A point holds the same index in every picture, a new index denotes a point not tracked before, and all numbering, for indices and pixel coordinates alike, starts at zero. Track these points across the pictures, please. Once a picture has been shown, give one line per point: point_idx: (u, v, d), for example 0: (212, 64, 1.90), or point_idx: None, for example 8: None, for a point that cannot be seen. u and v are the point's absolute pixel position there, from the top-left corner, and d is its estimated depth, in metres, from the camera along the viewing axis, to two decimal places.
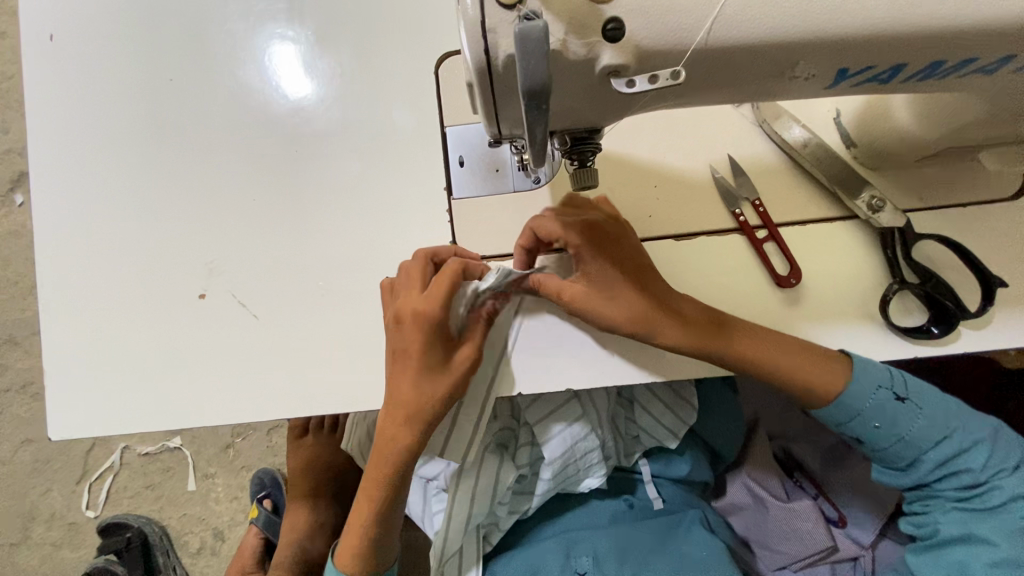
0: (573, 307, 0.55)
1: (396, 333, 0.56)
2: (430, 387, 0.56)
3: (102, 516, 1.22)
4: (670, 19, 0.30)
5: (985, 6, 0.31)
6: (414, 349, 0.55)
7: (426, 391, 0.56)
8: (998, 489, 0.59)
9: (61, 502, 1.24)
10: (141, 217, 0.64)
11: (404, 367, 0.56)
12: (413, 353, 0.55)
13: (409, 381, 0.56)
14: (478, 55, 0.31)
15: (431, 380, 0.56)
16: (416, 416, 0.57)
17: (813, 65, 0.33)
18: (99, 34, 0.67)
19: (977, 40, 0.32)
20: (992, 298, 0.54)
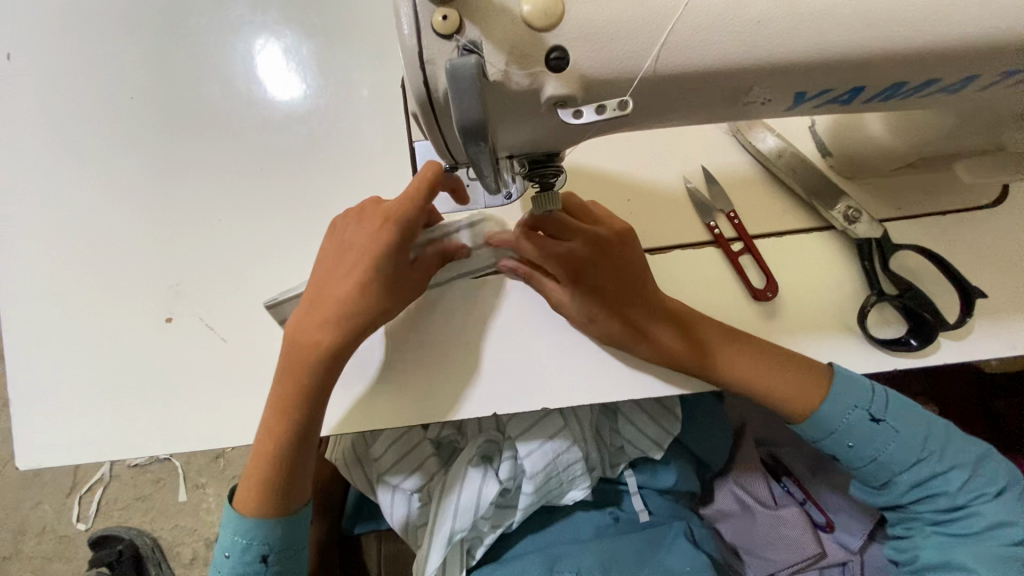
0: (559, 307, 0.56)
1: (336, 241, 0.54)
2: (371, 293, 0.53)
3: (91, 529, 1.21)
4: (616, 46, 0.28)
5: (955, 25, 0.29)
6: (371, 249, 0.52)
7: (367, 299, 0.53)
8: (976, 514, 0.58)
9: (52, 514, 1.22)
10: (107, 238, 0.63)
11: (334, 278, 0.54)
12: (369, 252, 0.52)
13: (353, 280, 0.53)
14: (418, 86, 0.29)
15: (354, 294, 0.52)
16: (351, 320, 0.53)
17: (769, 90, 0.31)
18: (59, 51, 0.65)
19: (944, 59, 0.31)
20: (971, 309, 0.53)
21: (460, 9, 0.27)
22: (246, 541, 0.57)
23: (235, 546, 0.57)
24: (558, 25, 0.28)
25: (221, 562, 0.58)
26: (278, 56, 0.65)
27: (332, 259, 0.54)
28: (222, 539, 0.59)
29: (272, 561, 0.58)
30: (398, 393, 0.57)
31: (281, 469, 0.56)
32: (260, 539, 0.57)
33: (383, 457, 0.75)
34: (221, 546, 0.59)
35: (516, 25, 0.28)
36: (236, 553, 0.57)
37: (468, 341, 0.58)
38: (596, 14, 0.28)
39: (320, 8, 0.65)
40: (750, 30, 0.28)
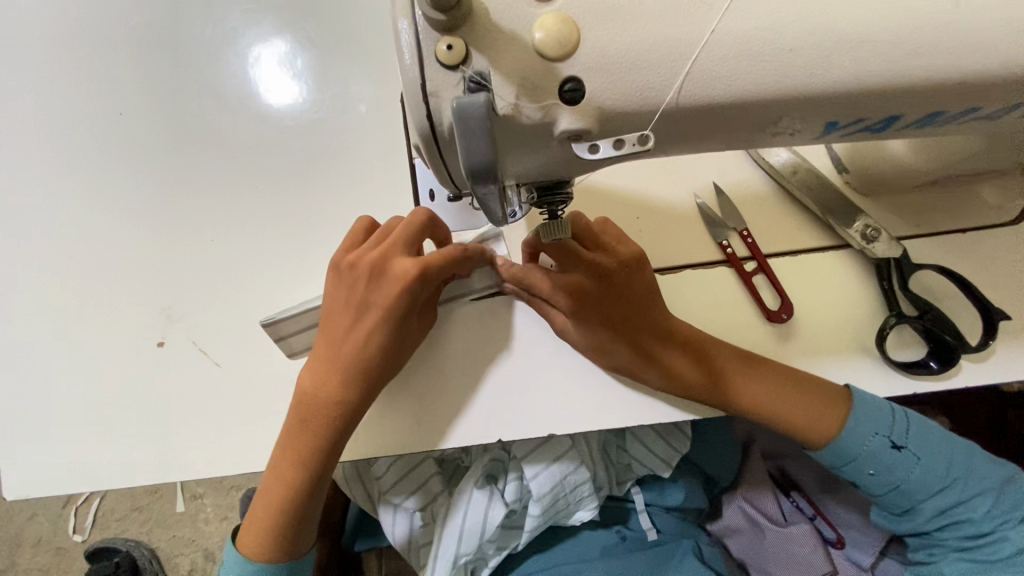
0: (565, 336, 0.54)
1: (344, 283, 0.51)
2: (382, 338, 0.50)
3: (88, 541, 1.18)
4: (636, 76, 0.26)
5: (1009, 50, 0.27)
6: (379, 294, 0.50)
7: (377, 344, 0.50)
8: (1003, 541, 0.54)
9: (48, 527, 1.20)
10: (96, 258, 0.60)
11: (344, 323, 0.51)
12: (376, 298, 0.50)
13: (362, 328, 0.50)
14: (421, 119, 0.27)
15: (371, 344, 0.50)
16: (360, 367, 0.50)
17: (798, 121, 0.28)
18: (48, 66, 0.63)
19: (996, 88, 0.28)
20: (994, 333, 0.51)
21: (466, 39, 0.25)
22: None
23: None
24: (572, 55, 0.25)
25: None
26: (279, 69, 0.63)
27: (342, 303, 0.51)
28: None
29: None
30: (398, 421, 0.55)
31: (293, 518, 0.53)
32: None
33: (384, 477, 0.72)
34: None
35: (527, 54, 0.25)
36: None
37: (471, 364, 0.55)
38: (613, 43, 0.25)
39: (316, 20, 0.63)
40: (779, 59, 0.26)
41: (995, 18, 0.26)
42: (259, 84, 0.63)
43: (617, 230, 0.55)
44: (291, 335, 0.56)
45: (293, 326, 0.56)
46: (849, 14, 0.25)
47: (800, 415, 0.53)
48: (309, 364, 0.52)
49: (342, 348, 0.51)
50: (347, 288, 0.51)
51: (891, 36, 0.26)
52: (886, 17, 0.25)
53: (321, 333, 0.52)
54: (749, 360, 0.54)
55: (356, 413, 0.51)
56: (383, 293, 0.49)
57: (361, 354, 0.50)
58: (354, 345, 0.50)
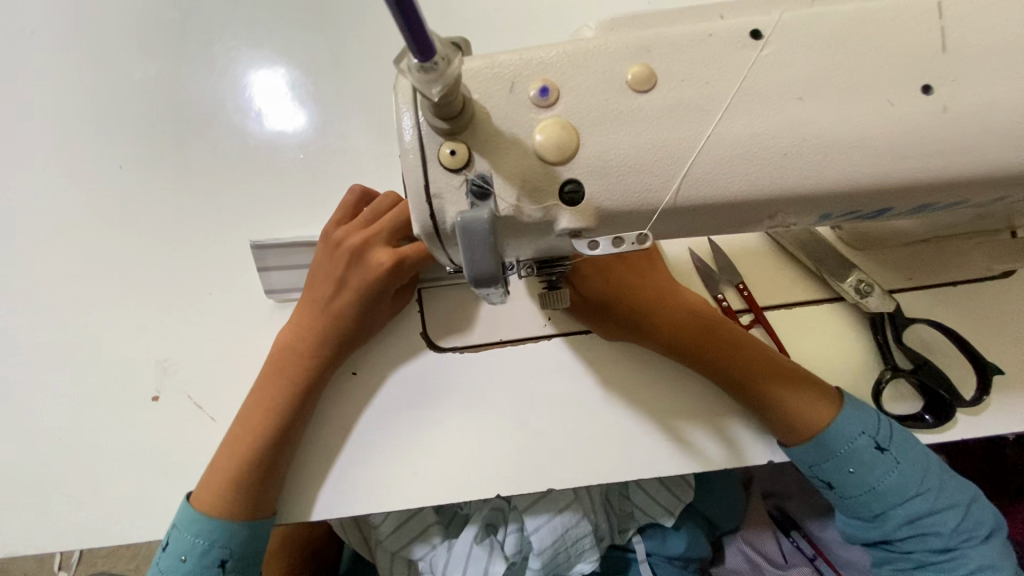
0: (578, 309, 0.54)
1: (328, 250, 0.53)
2: (352, 308, 0.52)
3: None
4: (635, 179, 0.27)
5: (1001, 152, 0.27)
6: (356, 268, 0.52)
7: (346, 313, 0.52)
8: (963, 558, 0.51)
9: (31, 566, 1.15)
10: (92, 309, 0.60)
11: (323, 289, 0.53)
12: (352, 272, 0.52)
13: (337, 296, 0.52)
14: (423, 216, 0.27)
15: (343, 313, 0.52)
16: (327, 332, 0.52)
17: (794, 216, 0.29)
18: (49, 117, 0.64)
19: (989, 185, 0.28)
20: (987, 387, 0.52)
21: (468, 145, 0.26)
22: (205, 542, 0.50)
23: (193, 546, 0.50)
24: (571, 159, 0.26)
25: (167, 567, 0.51)
26: (286, 110, 0.64)
27: (324, 269, 0.53)
28: (173, 540, 0.51)
29: (230, 568, 0.51)
30: (385, 454, 0.55)
31: (237, 493, 0.50)
32: (219, 543, 0.50)
33: (381, 525, 0.71)
34: (173, 548, 0.51)
35: (528, 158, 0.26)
36: (194, 556, 0.51)
37: (458, 395, 0.56)
38: (614, 148, 0.26)
39: (316, 76, 0.65)
40: (774, 163, 0.27)
41: (983, 125, 0.27)
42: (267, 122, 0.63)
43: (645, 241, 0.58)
44: (274, 268, 0.58)
45: (276, 259, 0.58)
46: (840, 121, 0.26)
47: (768, 394, 0.52)
48: (290, 325, 0.54)
49: (318, 313, 0.53)
50: (328, 258, 0.53)
51: (881, 140, 0.26)
52: (876, 125, 0.26)
53: (304, 294, 0.55)
54: (724, 338, 0.53)
55: (322, 376, 0.53)
56: (362, 268, 0.52)
57: (335, 319, 0.52)
58: (329, 312, 0.52)
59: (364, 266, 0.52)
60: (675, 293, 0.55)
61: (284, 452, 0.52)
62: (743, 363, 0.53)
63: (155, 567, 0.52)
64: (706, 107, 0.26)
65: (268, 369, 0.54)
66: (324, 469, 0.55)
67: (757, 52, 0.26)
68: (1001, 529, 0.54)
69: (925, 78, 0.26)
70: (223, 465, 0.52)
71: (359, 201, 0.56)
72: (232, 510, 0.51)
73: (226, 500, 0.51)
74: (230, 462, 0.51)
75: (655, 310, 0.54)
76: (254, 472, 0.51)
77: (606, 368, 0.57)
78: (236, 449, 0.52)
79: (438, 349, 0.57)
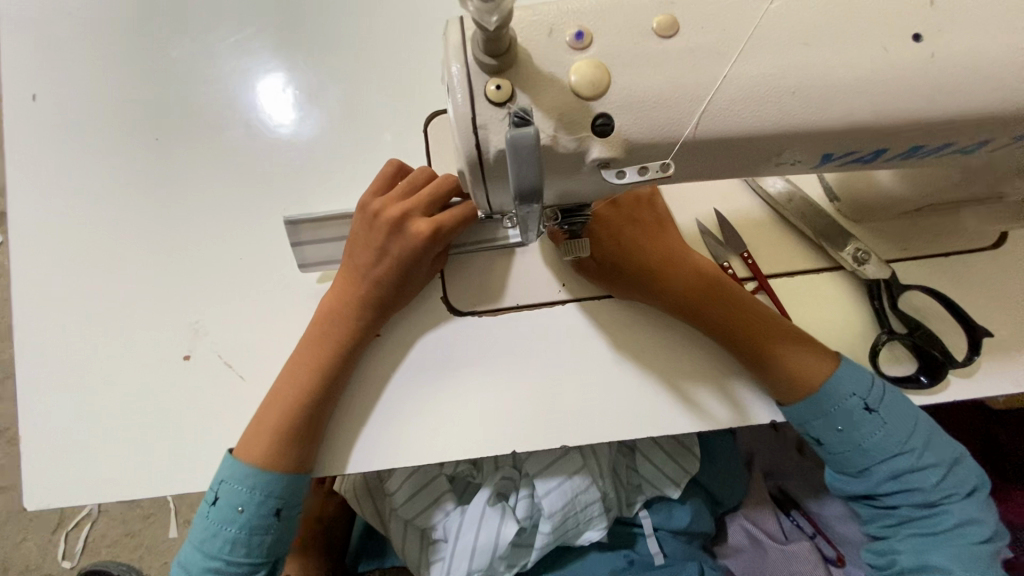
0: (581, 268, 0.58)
1: (367, 221, 0.56)
2: (393, 275, 0.55)
3: (77, 568, 1.10)
4: (659, 113, 0.30)
5: (981, 95, 0.31)
6: (395, 238, 0.55)
7: (387, 280, 0.55)
8: (945, 514, 0.54)
9: (34, 553, 1.11)
10: (127, 272, 0.63)
11: (364, 257, 0.56)
12: (392, 242, 0.55)
13: (377, 263, 0.55)
14: (469, 146, 0.31)
15: (384, 280, 0.55)
16: (369, 297, 0.56)
17: (800, 152, 0.32)
18: (87, 91, 0.67)
19: (969, 126, 0.32)
20: (978, 347, 0.55)
21: (512, 80, 0.29)
22: (262, 493, 0.54)
23: (249, 498, 0.54)
24: (603, 95, 0.29)
25: (225, 517, 0.54)
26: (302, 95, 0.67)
27: (363, 240, 0.56)
28: (225, 494, 0.54)
29: (284, 516, 0.55)
30: (404, 411, 0.58)
31: (283, 447, 0.54)
32: (274, 495, 0.54)
33: (397, 493, 0.73)
34: (228, 501, 0.54)
35: (565, 94, 0.29)
36: (250, 507, 0.54)
37: (471, 358, 0.59)
38: (640, 86, 0.29)
39: (342, 55, 0.68)
40: (782, 101, 0.30)
41: (964, 71, 0.30)
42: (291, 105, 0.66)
43: (658, 198, 0.61)
44: (308, 243, 0.60)
45: (310, 235, 0.60)
46: (841, 65, 0.30)
47: (780, 354, 0.55)
48: (331, 292, 0.57)
49: (359, 280, 0.56)
50: (368, 228, 0.55)
51: (877, 82, 0.30)
52: (872, 69, 0.30)
53: (344, 263, 0.57)
54: (735, 300, 0.57)
55: (361, 336, 0.56)
56: (401, 238, 0.54)
57: (376, 286, 0.55)
58: (370, 279, 0.55)
59: (403, 235, 0.54)
60: (688, 256, 0.58)
61: (326, 407, 0.55)
62: (755, 325, 0.56)
63: (206, 519, 0.55)
64: (723, 51, 0.30)
65: (310, 336, 0.56)
66: (347, 425, 0.57)
67: (767, 5, 0.30)
68: (988, 486, 0.57)
69: (915, 28, 0.30)
70: (267, 421, 0.54)
71: (395, 173, 0.58)
72: (279, 463, 0.54)
73: (275, 454, 0.54)
74: (275, 420, 0.54)
75: (662, 273, 0.57)
76: (297, 428, 0.54)
77: (618, 330, 0.60)
78: (279, 407, 0.54)
79: (457, 312, 0.60)
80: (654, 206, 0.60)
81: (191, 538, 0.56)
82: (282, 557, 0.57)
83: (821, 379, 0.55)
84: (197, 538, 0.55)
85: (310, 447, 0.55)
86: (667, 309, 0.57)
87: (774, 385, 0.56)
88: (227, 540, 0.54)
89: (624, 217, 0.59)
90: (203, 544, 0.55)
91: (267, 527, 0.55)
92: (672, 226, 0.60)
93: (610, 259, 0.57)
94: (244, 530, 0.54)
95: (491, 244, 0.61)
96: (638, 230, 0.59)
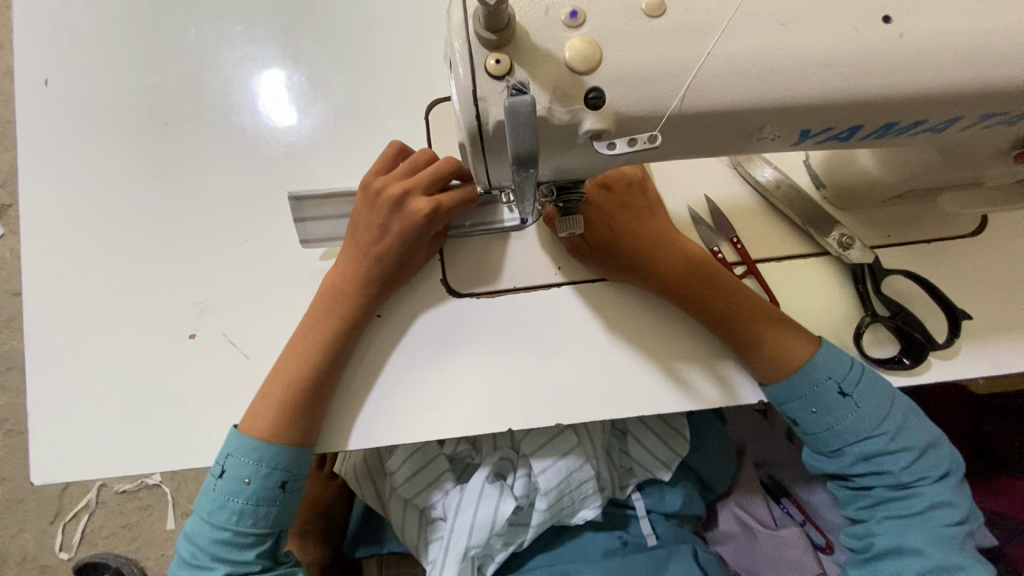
0: (574, 251, 0.60)
1: (369, 200, 0.58)
2: (394, 252, 0.57)
3: (75, 559, 1.11)
4: (647, 87, 0.32)
5: (946, 73, 0.33)
6: (395, 216, 0.57)
7: (387, 257, 0.58)
8: (917, 496, 0.55)
9: (33, 544, 1.12)
10: (136, 253, 0.65)
11: (366, 235, 0.58)
12: (393, 219, 0.57)
13: (379, 241, 0.57)
14: (470, 118, 0.33)
15: (386, 258, 0.58)
16: (371, 274, 0.58)
17: (778, 128, 0.35)
18: (98, 77, 0.69)
19: (936, 103, 0.34)
20: (957, 330, 0.57)
21: (511, 55, 0.31)
22: (268, 466, 0.55)
23: (256, 470, 0.55)
24: (595, 70, 0.32)
25: (232, 489, 0.56)
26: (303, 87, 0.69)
27: (365, 218, 0.58)
28: (231, 467, 0.56)
29: (289, 488, 0.57)
30: (402, 389, 0.60)
31: (286, 421, 0.55)
32: (280, 467, 0.56)
33: (398, 472, 0.75)
34: (235, 474, 0.56)
35: (560, 68, 0.32)
36: (257, 478, 0.56)
37: (462, 340, 0.61)
38: (630, 61, 0.32)
39: (346, 46, 0.70)
40: (762, 77, 0.32)
41: (931, 50, 0.33)
42: (295, 93, 0.69)
43: (651, 186, 0.63)
44: (309, 219, 0.62)
45: (312, 211, 0.62)
46: (817, 43, 0.32)
47: (766, 333, 0.57)
48: (334, 269, 0.59)
49: (361, 257, 0.58)
50: (370, 207, 0.58)
51: (850, 60, 0.32)
52: (844, 47, 0.32)
53: (346, 241, 0.60)
54: (725, 280, 0.59)
55: (363, 313, 0.58)
56: (402, 215, 0.57)
57: (378, 262, 0.58)
58: (372, 256, 0.58)
59: (403, 213, 0.56)
60: (678, 241, 0.60)
61: (329, 383, 0.57)
62: (742, 305, 0.58)
63: (213, 491, 0.56)
64: (707, 29, 0.32)
65: (313, 311, 0.58)
66: (348, 401, 0.59)
67: None
68: (960, 469, 0.58)
69: (885, 10, 0.32)
70: (272, 394, 0.56)
71: (397, 154, 0.60)
72: (282, 435, 0.56)
73: (278, 426, 0.55)
74: (279, 393, 0.56)
75: (652, 257, 0.59)
76: (300, 402, 0.56)
77: (611, 312, 0.62)
78: (282, 381, 0.56)
79: (455, 293, 0.62)
80: (646, 193, 0.62)
81: (198, 509, 0.58)
82: (286, 528, 0.59)
83: (805, 358, 0.57)
84: (204, 510, 0.57)
85: (314, 422, 0.57)
86: (657, 291, 0.59)
87: (757, 366, 0.58)
88: (234, 511, 0.56)
89: (616, 204, 0.61)
90: (211, 516, 0.56)
91: (273, 499, 0.56)
92: (663, 213, 0.62)
93: (602, 243, 0.59)
94: (251, 501, 0.56)
95: (488, 227, 0.63)
96: (630, 215, 0.60)
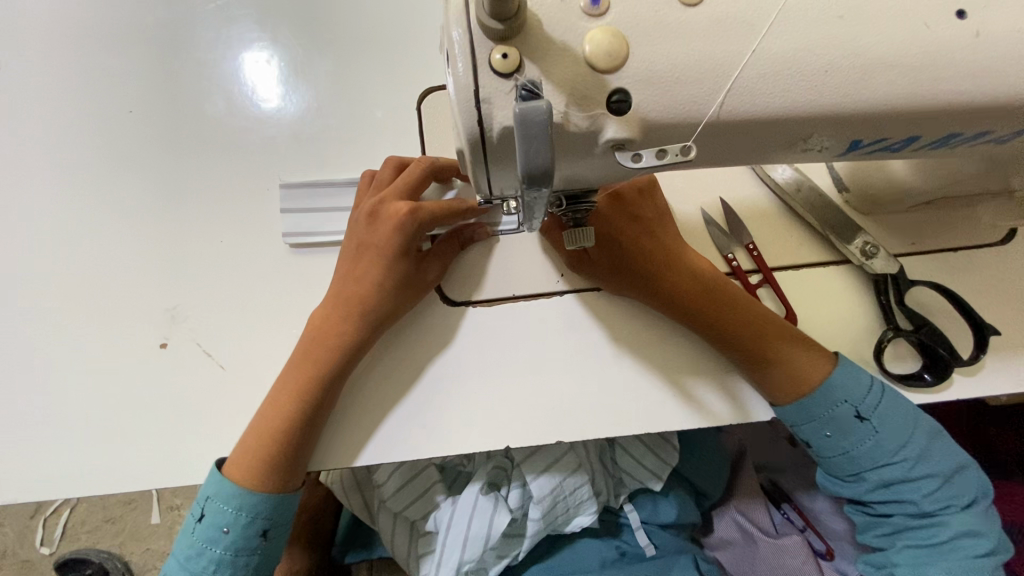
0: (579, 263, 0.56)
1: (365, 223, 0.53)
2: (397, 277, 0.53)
3: (56, 554, 1.06)
4: (680, 90, 0.28)
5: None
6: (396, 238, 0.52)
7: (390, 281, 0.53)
8: (941, 525, 0.52)
9: (12, 538, 1.07)
10: (102, 251, 0.59)
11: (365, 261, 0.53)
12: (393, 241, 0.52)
13: (378, 265, 0.53)
14: (469, 123, 0.28)
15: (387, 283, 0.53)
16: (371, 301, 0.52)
17: (829, 137, 0.31)
18: (59, 57, 0.62)
19: (1006, 112, 0.30)
20: (985, 346, 0.53)
21: (520, 49, 0.26)
22: (248, 515, 0.51)
23: (235, 518, 0.51)
24: (620, 67, 0.27)
25: (211, 538, 0.51)
26: (285, 72, 0.63)
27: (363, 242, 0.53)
28: (211, 511, 0.52)
29: (272, 536, 0.53)
30: (390, 405, 0.55)
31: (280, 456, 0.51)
32: (263, 514, 0.52)
33: (386, 484, 0.72)
34: (213, 522, 0.51)
35: (578, 65, 0.27)
36: (236, 527, 0.51)
37: (456, 355, 0.57)
38: (661, 58, 0.27)
39: (333, 27, 0.64)
40: (812, 80, 0.28)
41: (1008, 52, 0.28)
42: (275, 81, 0.63)
43: (660, 194, 0.58)
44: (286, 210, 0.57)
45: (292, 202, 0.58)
46: (876, 42, 0.28)
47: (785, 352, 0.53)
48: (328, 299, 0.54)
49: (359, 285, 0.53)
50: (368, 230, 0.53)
51: (914, 62, 0.28)
52: (908, 47, 0.28)
53: (341, 271, 0.54)
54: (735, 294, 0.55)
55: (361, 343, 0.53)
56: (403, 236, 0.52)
57: (378, 288, 0.52)
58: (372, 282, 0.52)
59: (394, 240, 0.52)
60: (688, 254, 0.56)
61: (324, 412, 0.52)
62: (759, 324, 0.54)
63: (191, 536, 0.52)
64: (753, 23, 0.27)
65: (306, 338, 0.53)
66: (334, 417, 0.55)
67: None
68: (988, 497, 0.55)
69: (955, 5, 0.28)
70: (261, 428, 0.52)
71: (394, 174, 0.56)
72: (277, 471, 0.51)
73: (267, 465, 0.51)
74: (268, 423, 0.51)
75: (666, 274, 0.54)
76: (293, 437, 0.51)
77: (617, 322, 0.57)
78: (271, 410, 0.52)
79: (451, 303, 0.58)
80: (657, 204, 0.57)
81: (176, 552, 0.54)
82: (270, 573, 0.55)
83: (822, 373, 0.53)
84: (182, 554, 0.53)
85: (304, 453, 0.52)
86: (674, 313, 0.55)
87: (771, 392, 0.54)
88: (212, 560, 0.52)
89: (629, 217, 0.56)
90: (188, 563, 0.52)
91: (254, 548, 0.52)
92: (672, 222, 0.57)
93: (614, 259, 0.55)
94: (230, 551, 0.51)
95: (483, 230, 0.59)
96: (642, 229, 0.56)
